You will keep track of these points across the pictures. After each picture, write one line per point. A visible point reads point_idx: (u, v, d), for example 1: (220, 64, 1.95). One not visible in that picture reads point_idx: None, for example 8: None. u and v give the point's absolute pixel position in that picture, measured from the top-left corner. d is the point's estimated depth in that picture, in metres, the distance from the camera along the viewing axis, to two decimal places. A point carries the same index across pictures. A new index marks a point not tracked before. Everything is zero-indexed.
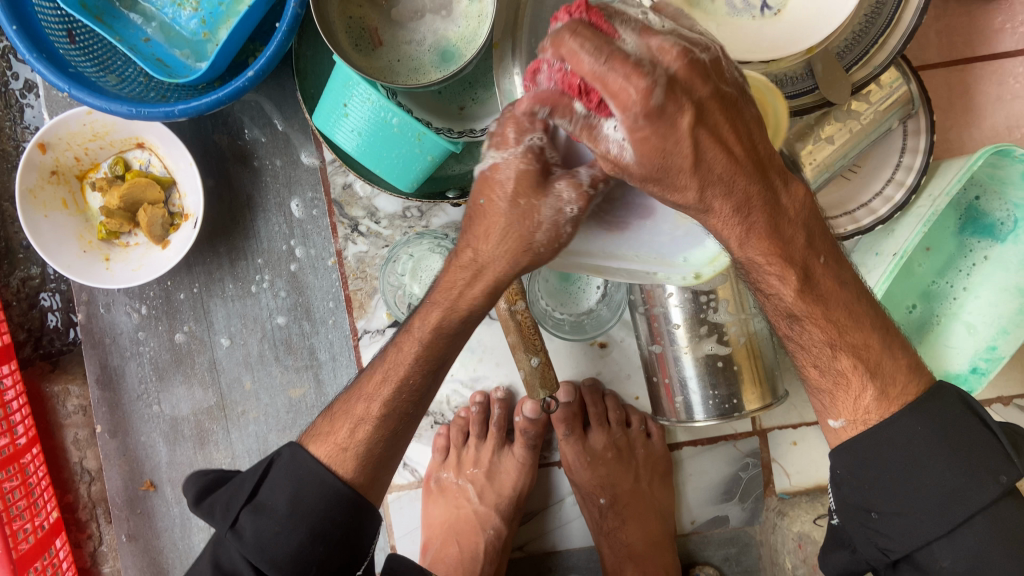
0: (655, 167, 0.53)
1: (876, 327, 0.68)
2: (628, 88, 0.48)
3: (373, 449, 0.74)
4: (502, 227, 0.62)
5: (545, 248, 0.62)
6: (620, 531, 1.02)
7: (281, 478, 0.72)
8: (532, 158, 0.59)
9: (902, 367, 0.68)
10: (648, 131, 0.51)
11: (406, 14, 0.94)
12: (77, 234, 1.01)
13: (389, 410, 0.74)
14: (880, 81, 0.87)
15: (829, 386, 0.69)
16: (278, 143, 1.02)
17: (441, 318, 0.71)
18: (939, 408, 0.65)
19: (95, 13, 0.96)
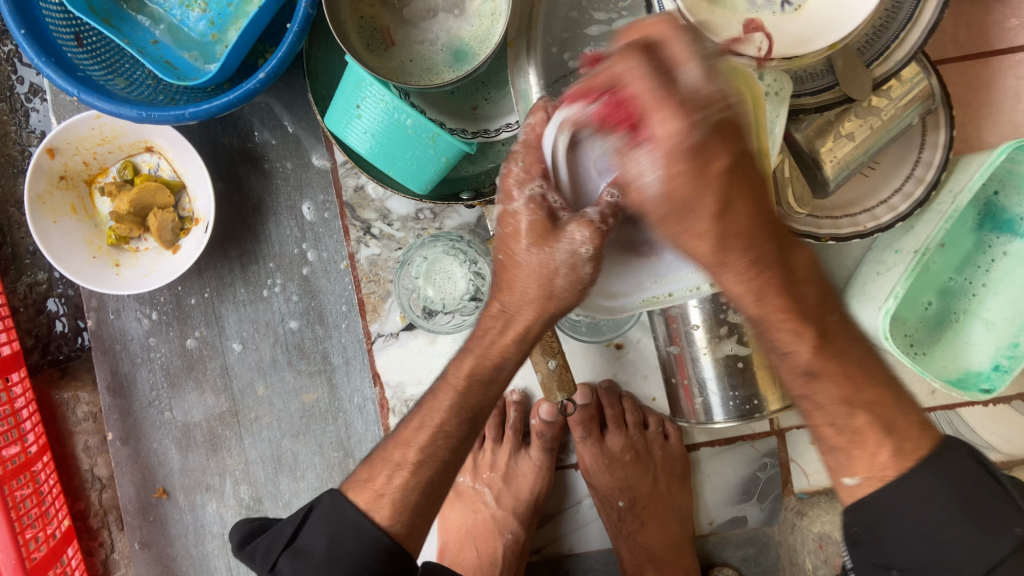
0: (679, 201, 0.59)
1: (846, 372, 0.64)
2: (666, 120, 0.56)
3: (409, 498, 0.71)
4: (527, 277, 0.68)
5: (567, 292, 0.68)
6: (639, 534, 1.01)
7: (320, 520, 0.72)
8: (536, 209, 0.66)
9: (866, 420, 0.64)
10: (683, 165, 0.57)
11: (418, 13, 0.93)
12: (87, 239, 0.99)
13: (430, 448, 0.73)
14: (901, 76, 0.85)
15: (844, 442, 0.64)
16: (288, 145, 1.01)
17: (492, 354, 0.72)
18: (949, 462, 0.62)
19: (103, 15, 0.94)
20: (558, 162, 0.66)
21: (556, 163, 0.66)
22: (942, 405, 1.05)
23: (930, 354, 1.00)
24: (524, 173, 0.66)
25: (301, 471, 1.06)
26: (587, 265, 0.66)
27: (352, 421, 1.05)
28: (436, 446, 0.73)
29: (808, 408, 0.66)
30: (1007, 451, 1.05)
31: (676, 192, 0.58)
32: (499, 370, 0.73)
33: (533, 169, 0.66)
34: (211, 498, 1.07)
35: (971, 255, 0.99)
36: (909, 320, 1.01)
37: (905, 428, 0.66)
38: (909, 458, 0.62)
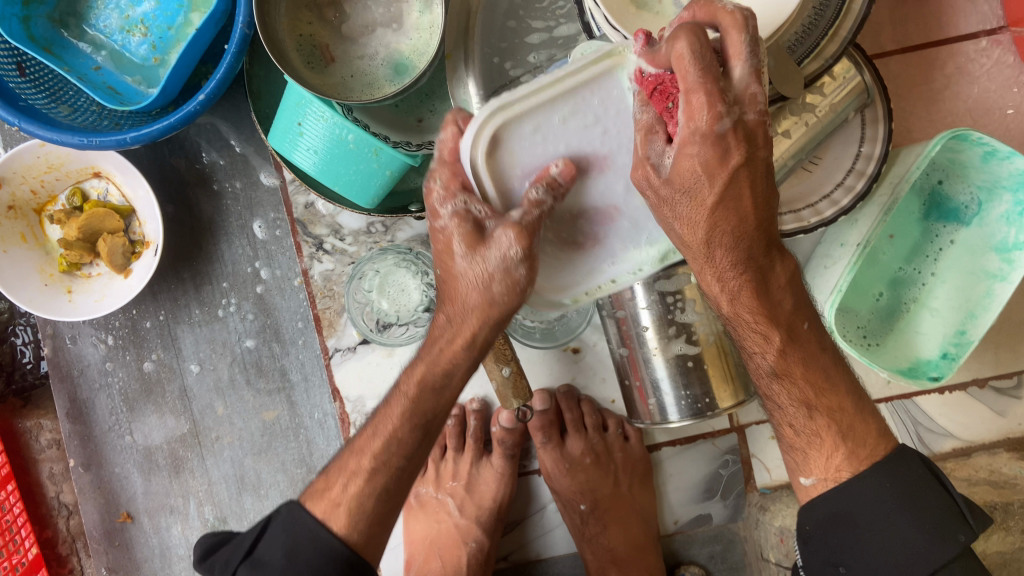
0: (684, 185, 0.63)
1: (807, 378, 0.72)
2: (704, 112, 0.57)
3: (364, 502, 0.72)
4: (466, 287, 0.70)
5: (507, 296, 0.69)
6: (602, 537, 1.02)
7: (277, 533, 0.71)
8: (462, 220, 0.67)
9: (824, 423, 0.72)
10: (702, 149, 0.59)
11: (356, 29, 0.93)
12: (38, 267, 1.00)
13: (385, 455, 0.73)
14: (834, 72, 0.87)
15: (803, 442, 0.74)
16: (236, 164, 1.01)
17: (441, 361, 0.73)
18: (905, 468, 0.69)
19: (43, 43, 0.95)
20: (479, 172, 0.65)
21: (477, 173, 0.65)
22: (898, 394, 1.06)
23: (883, 344, 1.00)
24: (444, 190, 0.67)
25: (264, 489, 1.06)
26: (520, 269, 0.67)
27: (313, 437, 1.05)
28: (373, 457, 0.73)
29: (773, 407, 0.76)
30: (966, 437, 1.06)
31: (682, 176, 0.62)
32: (449, 376, 0.74)
33: (452, 185, 0.67)
34: (176, 520, 1.07)
35: (920, 244, 1.00)
36: (861, 312, 1.01)
37: (846, 448, 0.71)
38: (862, 468, 0.71)
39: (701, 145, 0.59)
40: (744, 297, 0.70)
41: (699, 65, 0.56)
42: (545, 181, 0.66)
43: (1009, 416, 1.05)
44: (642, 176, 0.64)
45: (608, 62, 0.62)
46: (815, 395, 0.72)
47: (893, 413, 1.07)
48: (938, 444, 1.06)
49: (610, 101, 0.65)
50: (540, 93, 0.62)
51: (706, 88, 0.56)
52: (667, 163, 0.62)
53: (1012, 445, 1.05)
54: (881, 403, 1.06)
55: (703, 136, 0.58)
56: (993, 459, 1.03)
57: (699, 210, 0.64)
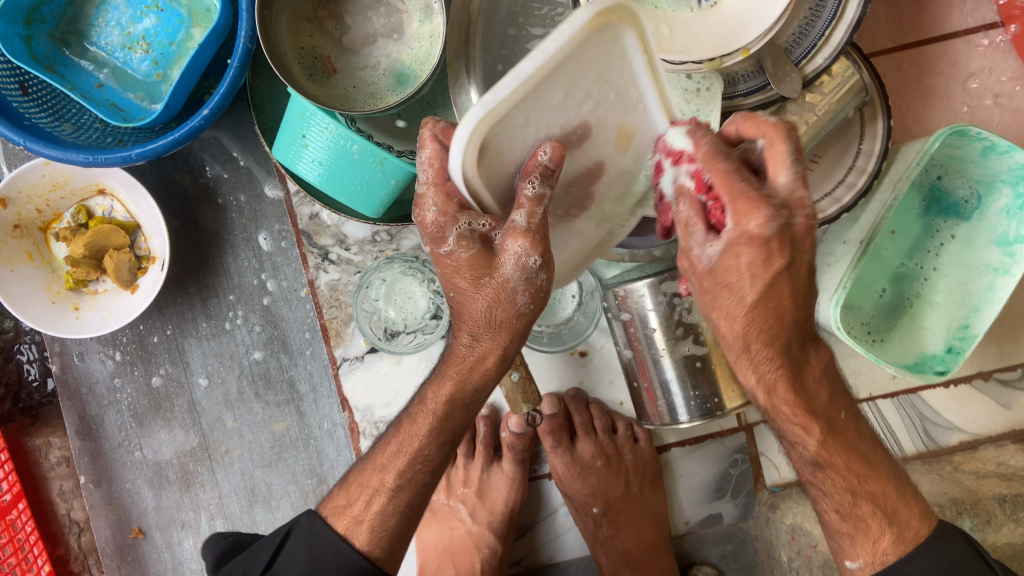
0: (726, 280, 0.63)
1: (851, 467, 0.71)
2: (757, 211, 0.58)
3: (387, 520, 0.72)
4: (480, 302, 0.68)
5: (531, 305, 0.69)
6: (615, 539, 1.02)
7: (297, 547, 0.72)
8: (470, 240, 0.64)
9: (869, 509, 0.70)
10: (750, 256, 0.60)
11: (357, 41, 0.94)
12: (44, 285, 1.00)
13: (409, 474, 0.73)
14: (831, 72, 0.87)
15: (848, 528, 0.72)
16: (240, 178, 1.01)
17: (473, 378, 0.72)
18: (948, 548, 0.68)
19: (46, 62, 0.95)
20: (474, 185, 0.62)
21: (471, 188, 0.62)
22: (903, 389, 1.07)
23: (887, 339, 1.01)
24: (443, 214, 0.64)
25: (276, 500, 1.06)
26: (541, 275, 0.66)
27: (324, 448, 1.05)
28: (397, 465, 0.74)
29: (816, 494, 0.74)
30: (973, 430, 1.06)
31: (726, 269, 0.62)
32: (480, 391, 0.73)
33: (449, 204, 0.64)
34: (187, 534, 1.07)
35: (921, 240, 1.01)
36: (865, 309, 1.02)
37: (893, 531, 0.70)
38: (909, 546, 0.69)
39: (738, 249, 0.61)
40: (778, 391, 0.69)
41: (740, 178, 0.59)
42: (540, 170, 0.61)
43: (1014, 408, 1.06)
44: (687, 267, 0.66)
45: (599, 21, 0.58)
46: (859, 482, 0.71)
47: (899, 408, 1.07)
48: (945, 437, 1.07)
49: (597, 64, 0.60)
50: (514, 88, 0.57)
51: (742, 202, 0.59)
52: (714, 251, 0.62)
53: (1019, 437, 1.05)
54: (888, 399, 1.07)
55: (751, 240, 0.59)
56: (1000, 452, 1.03)
57: (739, 306, 0.64)
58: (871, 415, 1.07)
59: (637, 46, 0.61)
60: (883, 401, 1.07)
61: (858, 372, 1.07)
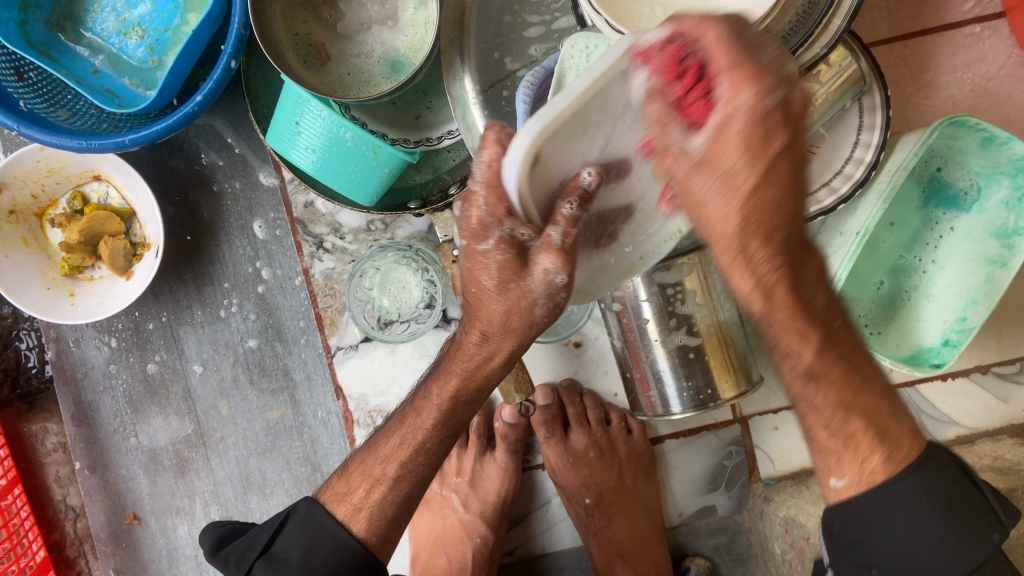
0: (718, 168, 0.50)
1: (846, 378, 0.61)
2: (742, 88, 0.47)
3: (387, 509, 0.74)
4: (500, 307, 0.65)
5: (548, 318, 0.65)
6: (608, 530, 1.02)
7: (296, 530, 0.74)
8: (507, 246, 0.59)
9: (860, 425, 0.61)
10: (746, 130, 0.48)
11: (352, 27, 0.93)
12: (39, 271, 1.00)
13: (410, 465, 0.74)
14: (829, 60, 0.87)
15: (838, 446, 0.62)
16: (235, 165, 1.01)
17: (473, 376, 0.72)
18: (936, 473, 0.61)
19: (42, 48, 0.95)
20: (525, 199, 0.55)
21: (521, 201, 0.55)
22: (900, 383, 1.06)
23: (885, 333, 1.00)
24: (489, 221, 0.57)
25: (270, 488, 1.06)
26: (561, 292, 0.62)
27: (318, 436, 1.05)
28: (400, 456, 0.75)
29: (802, 409, 0.63)
30: (969, 424, 1.06)
31: (721, 159, 0.50)
32: (482, 391, 0.74)
33: None
34: (182, 520, 1.08)
35: (919, 232, 1.00)
36: (863, 301, 1.02)
37: (884, 449, 0.61)
38: (900, 465, 0.61)
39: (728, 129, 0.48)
40: (778, 296, 0.57)
41: (737, 45, 0.47)
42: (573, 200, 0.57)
43: (1012, 403, 1.05)
44: (668, 167, 0.52)
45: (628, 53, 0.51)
46: (853, 395, 0.61)
47: None
48: (941, 429, 1.06)
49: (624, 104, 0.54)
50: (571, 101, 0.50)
51: (743, 68, 0.47)
52: (696, 142, 0.50)
53: (1016, 432, 1.05)
54: (884, 392, 1.07)
55: (746, 118, 0.48)
56: (997, 446, 1.02)
57: (733, 203, 0.51)
58: None
59: None
60: None
61: None
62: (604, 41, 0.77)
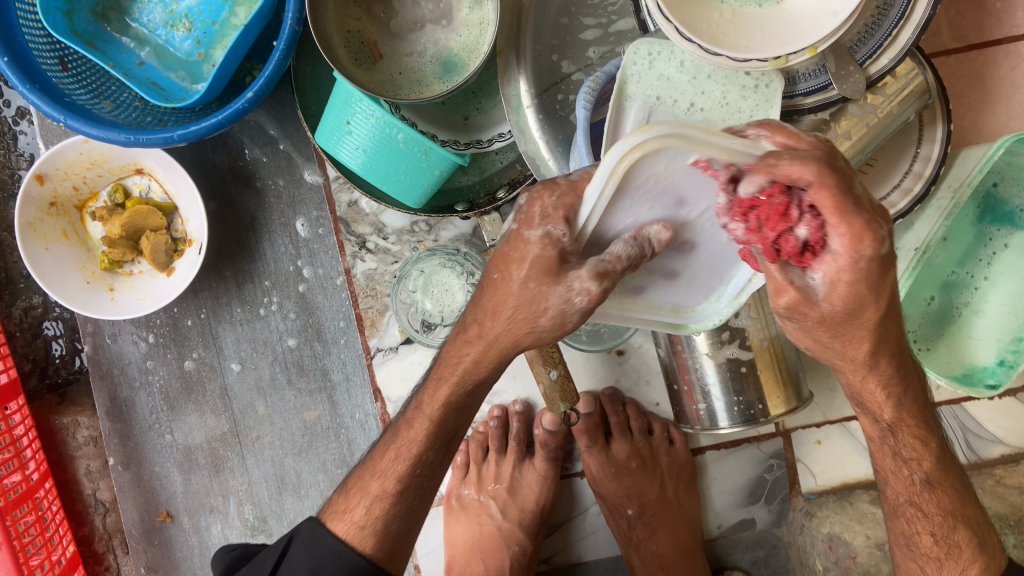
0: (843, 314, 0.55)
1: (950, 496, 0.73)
2: (863, 242, 0.49)
3: (391, 524, 0.73)
4: (510, 309, 0.58)
5: (550, 330, 0.58)
6: (650, 542, 1.00)
7: (299, 552, 0.75)
8: (552, 242, 0.55)
9: (965, 535, 0.74)
10: (858, 280, 0.52)
11: (405, 26, 0.91)
12: (79, 265, 0.99)
13: (404, 479, 0.72)
14: (895, 73, 0.84)
15: (940, 552, 0.75)
16: (280, 162, 1.00)
17: (464, 381, 0.67)
18: None
19: (87, 37, 0.93)
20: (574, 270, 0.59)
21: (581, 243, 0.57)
22: (947, 400, 1.05)
23: (933, 349, 0.99)
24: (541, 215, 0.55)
25: (305, 489, 1.05)
26: (577, 314, 0.56)
27: (355, 438, 1.04)
28: (409, 474, 0.72)
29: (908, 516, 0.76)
30: (1015, 443, 1.04)
31: (839, 300, 0.53)
32: (473, 397, 0.69)
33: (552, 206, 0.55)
34: (215, 519, 1.06)
35: (972, 247, 0.98)
36: (912, 316, 1.00)
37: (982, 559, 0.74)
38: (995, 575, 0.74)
39: (847, 275, 0.51)
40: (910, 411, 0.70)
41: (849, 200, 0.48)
42: (644, 239, 0.57)
43: None
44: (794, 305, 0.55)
45: (643, 148, 0.50)
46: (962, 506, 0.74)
47: (941, 419, 1.05)
48: (987, 449, 1.05)
49: (671, 168, 0.52)
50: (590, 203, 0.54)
51: (852, 226, 0.48)
52: (820, 288, 0.53)
53: None
54: (930, 409, 1.05)
55: (857, 268, 0.50)
56: None
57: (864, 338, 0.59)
58: None
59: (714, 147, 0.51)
60: None
61: None
62: (667, 47, 0.78)
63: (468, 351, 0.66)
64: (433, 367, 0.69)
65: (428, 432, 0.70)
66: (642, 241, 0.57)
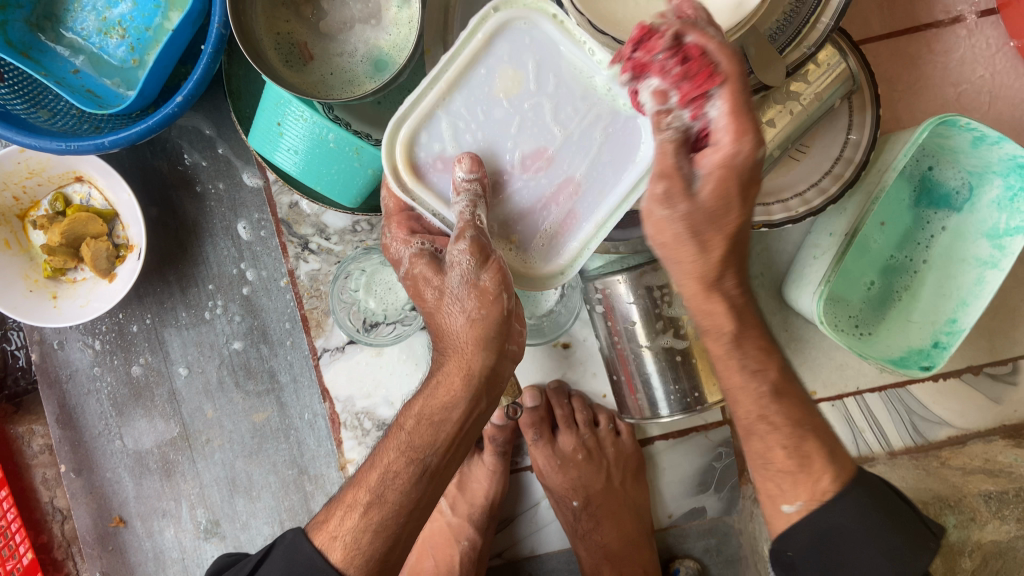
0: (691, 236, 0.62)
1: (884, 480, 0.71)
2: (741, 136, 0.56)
3: (360, 539, 0.68)
4: (448, 317, 0.73)
5: (484, 311, 0.71)
6: (595, 533, 1.00)
7: (278, 559, 0.70)
8: (423, 255, 0.75)
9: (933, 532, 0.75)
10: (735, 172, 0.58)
11: (334, 26, 0.92)
12: (22, 273, 0.99)
13: (379, 488, 0.70)
14: (817, 59, 0.85)
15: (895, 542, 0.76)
16: (219, 166, 1.00)
17: (438, 395, 0.72)
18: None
19: (21, 48, 0.94)
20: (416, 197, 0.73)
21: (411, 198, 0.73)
22: (892, 383, 1.05)
23: (875, 334, 0.99)
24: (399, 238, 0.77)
25: (256, 491, 1.05)
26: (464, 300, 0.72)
27: (304, 438, 1.04)
28: (385, 486, 0.70)
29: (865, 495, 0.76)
30: (961, 425, 1.05)
31: (711, 195, 0.59)
32: (450, 410, 0.72)
33: (401, 234, 0.78)
34: (168, 523, 1.07)
35: (911, 231, 0.99)
36: (852, 301, 1.00)
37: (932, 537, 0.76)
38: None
39: (726, 170, 0.58)
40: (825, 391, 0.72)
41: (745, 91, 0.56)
42: (469, 189, 0.71)
43: (1005, 403, 1.04)
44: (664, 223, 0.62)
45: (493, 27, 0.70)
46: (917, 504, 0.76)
47: (887, 403, 1.05)
48: (932, 431, 1.05)
49: (521, 55, 0.71)
50: (432, 89, 0.72)
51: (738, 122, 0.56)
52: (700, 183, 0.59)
53: (1008, 432, 1.04)
54: (875, 394, 1.05)
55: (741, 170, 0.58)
56: (988, 447, 1.01)
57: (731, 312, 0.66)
58: (858, 409, 1.05)
59: (557, 30, 0.70)
60: (870, 395, 1.05)
61: (845, 366, 1.05)
62: None
63: (452, 363, 0.73)
64: (418, 388, 0.75)
65: (398, 449, 0.72)
66: (459, 190, 0.71)
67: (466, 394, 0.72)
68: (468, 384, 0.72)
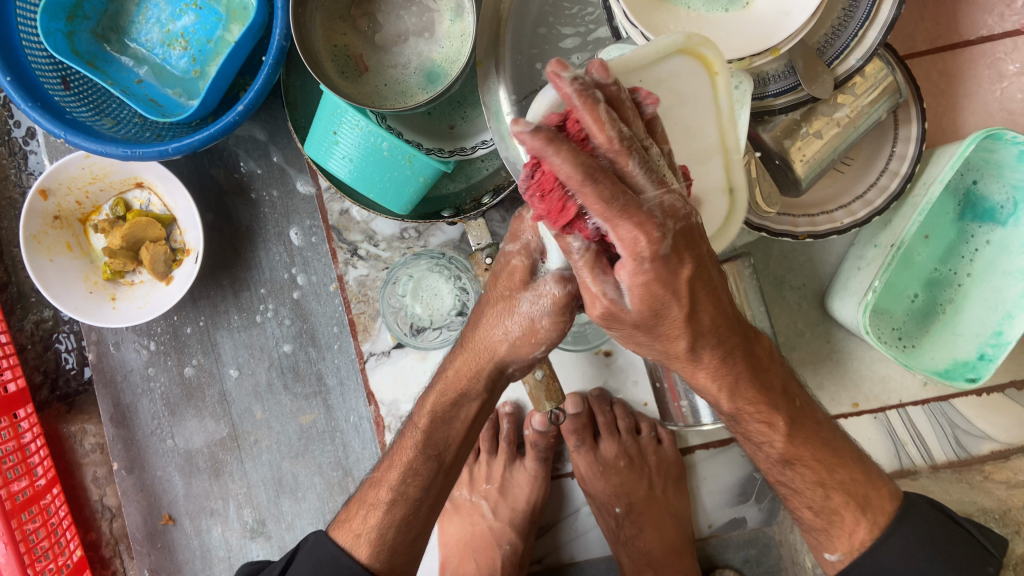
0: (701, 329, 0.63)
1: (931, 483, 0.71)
2: (637, 242, 0.50)
3: (385, 534, 0.76)
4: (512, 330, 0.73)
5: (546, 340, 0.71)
6: (637, 539, 1.01)
7: (303, 562, 0.78)
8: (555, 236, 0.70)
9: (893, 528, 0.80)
10: (651, 276, 0.53)
11: (389, 39, 0.95)
12: (83, 275, 1.03)
13: (401, 487, 0.77)
14: (864, 72, 0.86)
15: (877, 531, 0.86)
16: (273, 174, 1.03)
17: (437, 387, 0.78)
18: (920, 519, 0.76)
19: (88, 58, 0.98)
20: None
21: None
22: (935, 397, 1.05)
23: (919, 345, 1.00)
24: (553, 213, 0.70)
25: (302, 491, 1.08)
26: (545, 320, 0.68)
27: (350, 441, 1.06)
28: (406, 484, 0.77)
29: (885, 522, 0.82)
30: (1006, 440, 1.04)
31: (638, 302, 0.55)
32: (457, 406, 0.78)
33: None
34: (216, 522, 1.09)
35: (954, 244, 0.99)
36: (896, 313, 1.01)
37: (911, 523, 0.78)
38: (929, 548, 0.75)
39: (640, 277, 0.53)
40: None
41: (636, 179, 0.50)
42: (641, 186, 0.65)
43: None
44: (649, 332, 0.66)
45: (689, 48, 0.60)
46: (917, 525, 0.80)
47: (930, 415, 1.05)
48: (975, 445, 1.04)
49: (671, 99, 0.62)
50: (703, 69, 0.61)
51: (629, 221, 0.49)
52: (626, 299, 0.56)
53: None
54: (916, 407, 1.05)
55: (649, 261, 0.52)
56: None
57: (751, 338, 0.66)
58: (900, 421, 1.06)
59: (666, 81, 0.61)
60: (913, 407, 1.05)
61: (888, 379, 1.06)
62: None
63: (460, 359, 0.77)
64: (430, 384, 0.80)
65: (415, 447, 0.78)
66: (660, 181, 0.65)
67: (476, 387, 0.76)
68: (477, 379, 0.76)
